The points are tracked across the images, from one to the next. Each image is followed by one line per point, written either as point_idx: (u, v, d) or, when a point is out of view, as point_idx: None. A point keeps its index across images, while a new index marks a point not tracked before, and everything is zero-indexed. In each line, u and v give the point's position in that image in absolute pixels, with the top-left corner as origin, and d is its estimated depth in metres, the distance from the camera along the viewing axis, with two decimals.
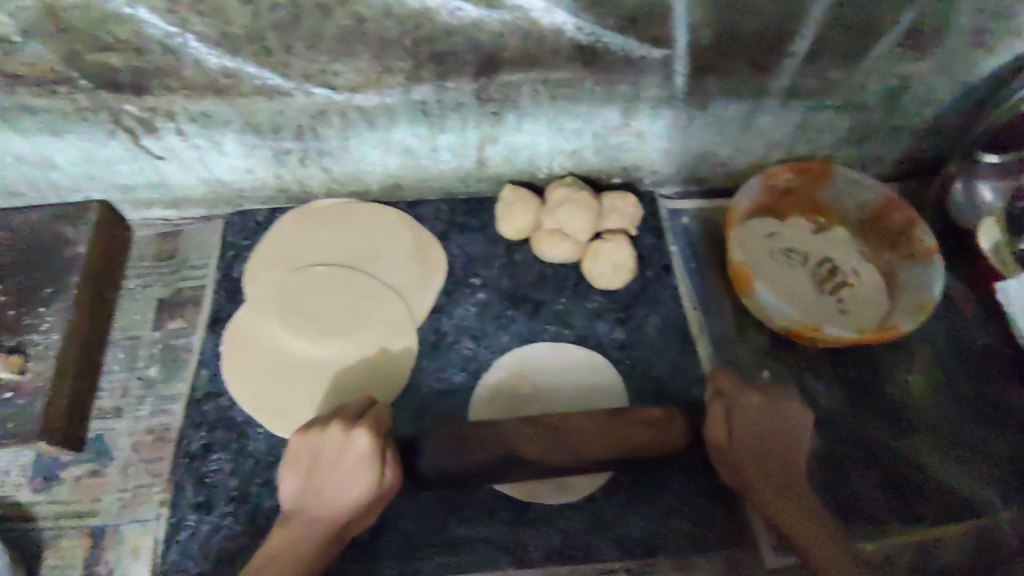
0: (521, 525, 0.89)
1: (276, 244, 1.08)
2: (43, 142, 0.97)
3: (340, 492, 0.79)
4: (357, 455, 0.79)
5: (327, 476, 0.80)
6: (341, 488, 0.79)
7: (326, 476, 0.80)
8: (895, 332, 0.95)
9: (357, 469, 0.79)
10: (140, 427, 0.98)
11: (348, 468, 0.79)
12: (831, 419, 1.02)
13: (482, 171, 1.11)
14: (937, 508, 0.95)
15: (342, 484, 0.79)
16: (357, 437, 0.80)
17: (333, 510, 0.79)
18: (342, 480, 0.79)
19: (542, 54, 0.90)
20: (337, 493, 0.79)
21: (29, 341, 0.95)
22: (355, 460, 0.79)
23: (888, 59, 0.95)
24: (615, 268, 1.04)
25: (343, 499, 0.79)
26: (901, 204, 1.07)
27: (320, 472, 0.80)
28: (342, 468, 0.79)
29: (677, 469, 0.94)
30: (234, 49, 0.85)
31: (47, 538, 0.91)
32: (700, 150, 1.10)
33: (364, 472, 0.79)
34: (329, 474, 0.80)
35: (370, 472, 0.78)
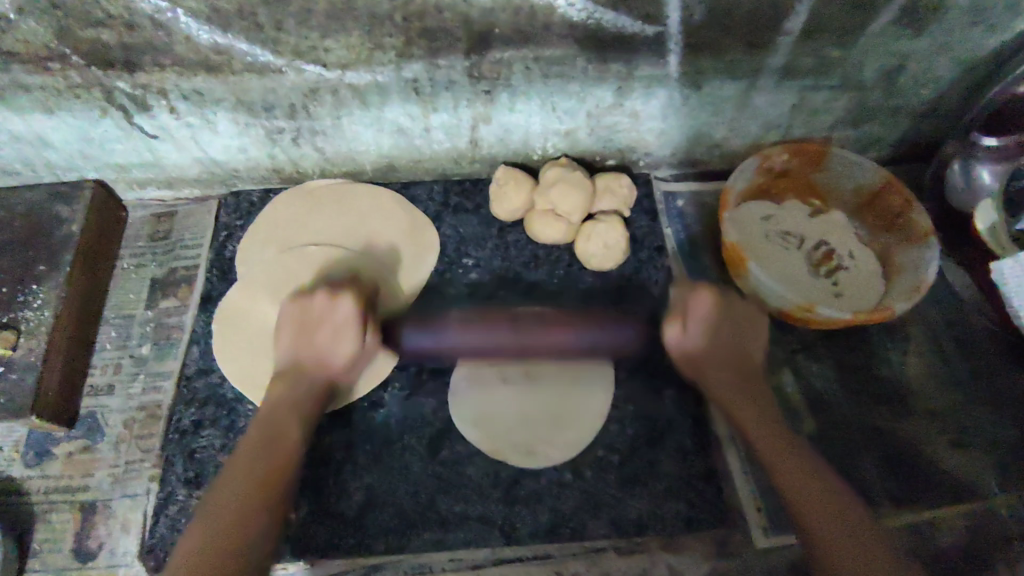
0: (510, 503, 0.89)
1: (269, 224, 1.08)
2: (37, 120, 0.97)
3: (329, 347, 0.85)
4: (342, 320, 0.85)
5: (317, 331, 0.85)
6: (329, 345, 0.85)
7: (314, 333, 0.85)
8: (890, 312, 0.95)
9: (344, 328, 0.84)
10: (132, 404, 0.98)
11: (336, 328, 0.85)
12: (826, 402, 1.02)
13: (475, 152, 1.11)
14: (932, 491, 0.94)
15: (330, 340, 0.85)
16: (340, 303, 0.85)
17: (325, 362, 0.85)
18: (331, 335, 0.85)
19: (534, 31, 0.89)
20: (325, 344, 0.85)
21: (22, 317, 0.96)
22: (340, 320, 0.84)
23: (884, 37, 0.95)
24: (608, 249, 1.04)
25: (332, 355, 0.85)
26: (899, 186, 1.06)
27: (313, 332, 0.85)
28: (330, 326, 0.85)
29: (667, 449, 0.94)
30: (225, 25, 0.85)
31: (38, 512, 0.91)
32: (694, 132, 1.10)
33: (349, 334, 0.85)
34: (318, 329, 0.85)
35: (354, 330, 0.84)
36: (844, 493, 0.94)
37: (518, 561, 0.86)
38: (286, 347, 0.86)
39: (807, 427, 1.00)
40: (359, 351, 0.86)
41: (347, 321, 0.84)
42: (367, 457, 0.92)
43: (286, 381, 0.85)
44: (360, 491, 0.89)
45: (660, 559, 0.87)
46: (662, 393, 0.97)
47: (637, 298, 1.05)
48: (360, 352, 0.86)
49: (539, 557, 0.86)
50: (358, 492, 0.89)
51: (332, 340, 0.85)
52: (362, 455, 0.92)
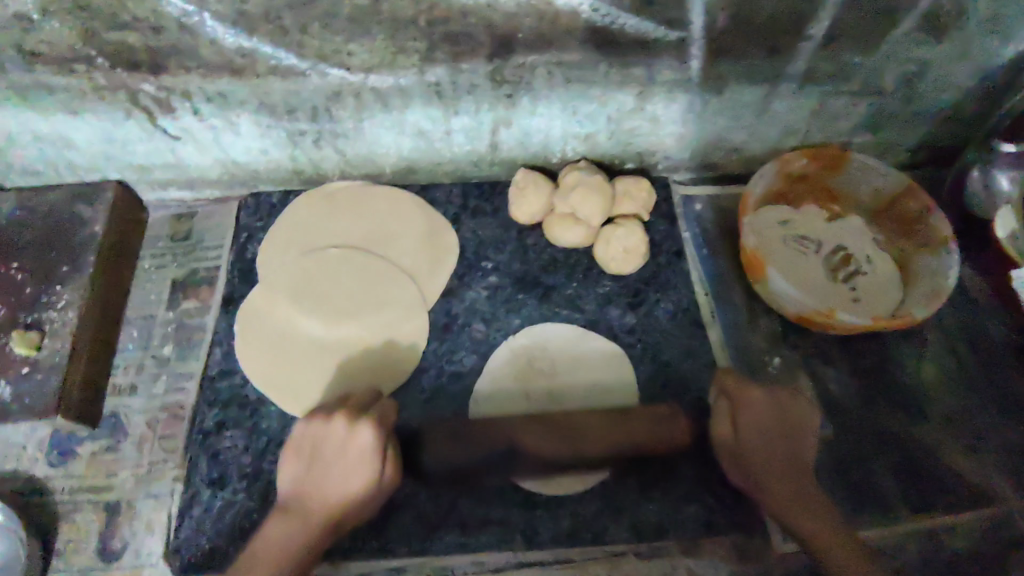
0: (532, 507, 0.89)
1: (290, 225, 1.09)
2: (61, 121, 0.98)
3: (335, 490, 0.82)
4: (359, 450, 0.82)
5: (332, 462, 0.82)
6: (346, 474, 0.82)
7: (331, 467, 0.82)
8: (910, 319, 0.95)
9: (359, 463, 0.82)
10: (154, 404, 0.99)
11: (349, 467, 0.82)
12: (843, 407, 1.01)
13: (495, 155, 1.11)
14: (947, 497, 0.95)
15: (345, 473, 0.82)
16: (361, 432, 0.82)
17: (330, 506, 0.81)
18: (342, 474, 0.82)
19: (557, 36, 0.90)
20: (337, 485, 0.82)
21: (46, 318, 0.97)
22: (361, 454, 0.82)
23: (906, 44, 0.95)
24: (627, 253, 1.04)
25: (341, 495, 0.82)
26: (917, 192, 1.06)
27: (324, 460, 0.83)
28: (346, 459, 0.82)
29: (687, 453, 0.94)
30: (250, 29, 0.86)
31: (62, 512, 0.92)
32: (714, 136, 1.10)
33: (365, 467, 0.82)
34: (333, 462, 0.82)
35: (370, 468, 0.82)
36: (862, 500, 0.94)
37: (539, 564, 0.87)
38: (294, 477, 0.84)
39: (825, 433, 0.99)
40: (369, 495, 0.82)
41: (367, 453, 0.82)
42: None
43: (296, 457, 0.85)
44: None
45: (680, 563, 0.88)
46: (681, 398, 0.98)
47: (656, 302, 1.06)
48: (378, 483, 0.83)
49: (560, 560, 0.87)
50: None
51: (343, 476, 0.82)
52: None
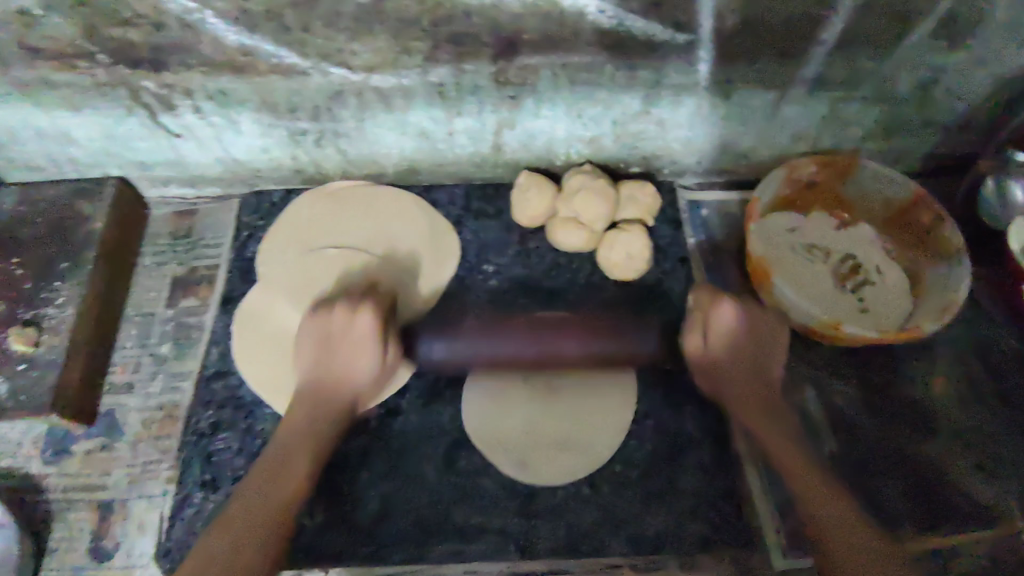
0: (528, 516, 0.88)
1: (290, 225, 1.08)
2: (62, 117, 0.98)
3: (345, 367, 0.86)
4: (361, 333, 0.85)
5: (339, 347, 0.86)
6: (349, 362, 0.86)
7: (337, 348, 0.86)
8: (919, 332, 0.93)
9: (364, 345, 0.85)
10: (151, 403, 0.98)
11: (356, 345, 0.86)
12: (848, 420, 0.99)
13: (498, 157, 1.09)
14: (954, 514, 0.92)
15: (351, 356, 0.86)
16: (360, 317, 0.85)
17: (348, 389, 0.87)
18: (349, 354, 0.86)
19: (563, 37, 0.88)
20: (345, 366, 0.86)
21: (44, 314, 0.96)
22: (359, 336, 0.85)
23: (920, 49, 0.92)
24: (631, 259, 1.02)
25: (352, 374, 0.86)
26: (929, 201, 1.04)
27: (334, 349, 0.86)
28: (351, 342, 0.86)
29: (687, 465, 0.92)
30: (252, 26, 0.85)
31: (55, 510, 0.92)
32: (722, 141, 1.08)
33: (369, 348, 0.86)
34: (341, 346, 0.86)
35: (374, 348, 0.85)
36: (866, 516, 0.92)
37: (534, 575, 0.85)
38: (307, 365, 0.88)
39: (830, 447, 0.97)
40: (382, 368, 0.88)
41: (369, 336, 0.85)
42: (384, 465, 0.91)
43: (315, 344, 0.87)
44: (375, 499, 0.89)
45: None
46: (683, 408, 0.96)
47: (659, 309, 1.04)
48: (384, 363, 0.88)
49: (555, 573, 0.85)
50: (375, 500, 0.89)
51: (350, 360, 0.86)
52: (379, 462, 0.91)
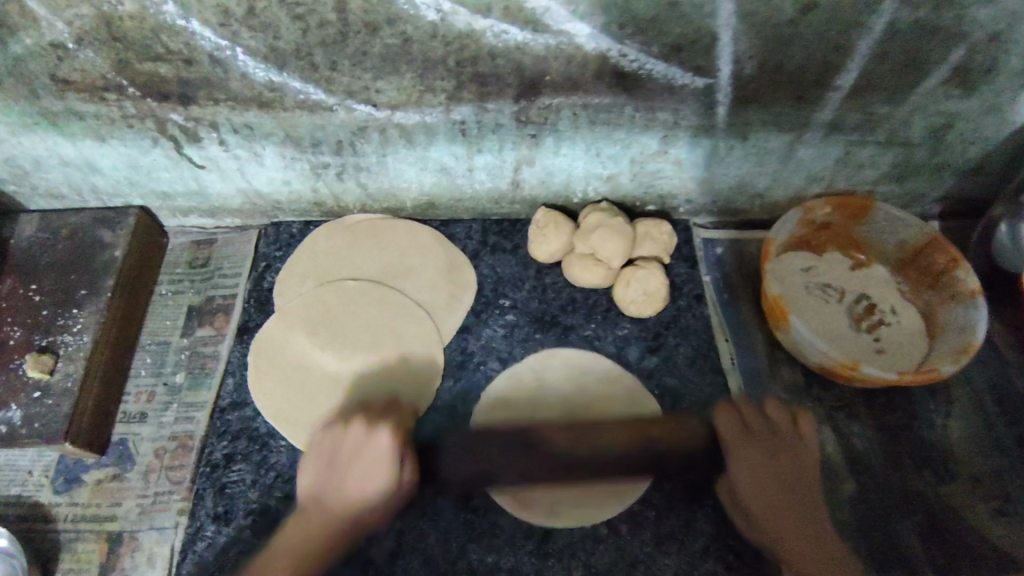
0: (543, 557, 0.86)
1: (308, 256, 1.09)
2: (88, 147, 0.99)
3: (356, 486, 0.75)
4: (374, 457, 0.76)
5: (350, 465, 0.77)
6: (362, 480, 0.75)
7: (348, 468, 0.76)
8: (937, 374, 0.93)
9: (375, 467, 0.75)
10: (163, 433, 0.97)
11: (367, 468, 0.75)
12: (865, 462, 0.98)
13: (516, 192, 1.11)
14: (976, 561, 0.90)
15: (361, 475, 0.75)
16: (378, 437, 0.77)
17: (353, 508, 0.75)
18: (360, 474, 0.76)
19: (584, 80, 0.90)
20: (356, 485, 0.75)
21: (62, 341, 0.96)
22: (373, 458, 0.76)
23: (936, 96, 0.94)
24: (648, 296, 1.02)
25: (355, 496, 0.75)
26: (943, 243, 1.05)
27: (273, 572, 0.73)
28: (363, 464, 0.76)
29: (704, 507, 0.91)
30: (280, 64, 0.86)
31: (64, 541, 0.91)
32: (737, 181, 1.09)
33: (379, 474, 0.75)
34: (352, 462, 0.77)
35: (386, 475, 0.75)
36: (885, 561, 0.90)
37: None
38: (312, 481, 0.78)
39: (848, 490, 0.96)
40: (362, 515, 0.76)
41: (382, 458, 0.76)
42: None
43: (318, 465, 0.79)
44: (390, 536, 0.88)
45: None
46: None
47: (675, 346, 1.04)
48: (395, 491, 0.76)
49: None
50: (389, 537, 0.88)
51: (362, 477, 0.75)
52: None
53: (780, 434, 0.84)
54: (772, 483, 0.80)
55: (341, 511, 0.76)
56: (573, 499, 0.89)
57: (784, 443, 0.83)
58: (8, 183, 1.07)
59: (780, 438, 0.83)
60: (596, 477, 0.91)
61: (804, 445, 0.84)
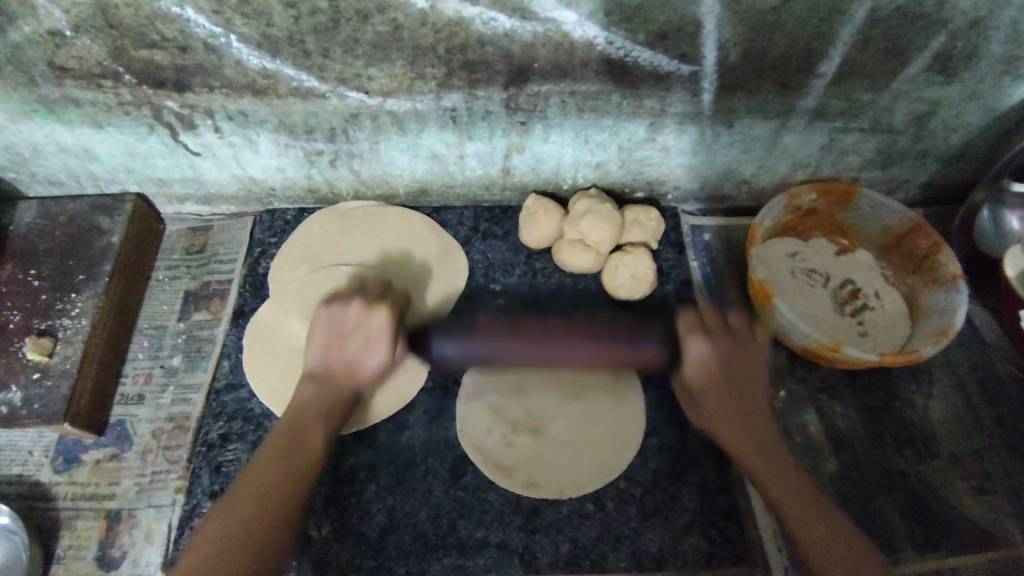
0: (531, 532, 0.89)
1: (302, 243, 1.11)
2: (85, 134, 1.01)
3: (358, 355, 0.84)
4: (373, 329, 0.85)
5: (348, 339, 0.85)
6: (359, 350, 0.84)
7: (346, 339, 0.85)
8: (917, 356, 0.94)
9: (375, 339, 0.84)
10: (161, 415, 0.99)
11: (368, 337, 0.84)
12: (847, 441, 1.01)
13: (507, 180, 1.13)
14: (953, 537, 0.93)
15: (359, 349, 0.84)
16: (375, 314, 0.85)
17: (353, 377, 0.84)
18: (362, 344, 0.84)
19: (572, 67, 0.91)
20: (356, 356, 0.84)
21: (60, 325, 0.98)
22: (373, 329, 0.84)
23: (917, 83, 0.96)
24: (636, 280, 1.04)
25: (356, 368, 0.84)
26: (926, 229, 1.07)
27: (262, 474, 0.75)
28: (363, 334, 0.84)
29: (689, 484, 0.93)
30: (273, 51, 0.88)
31: (64, 518, 0.93)
32: (723, 167, 1.11)
33: (379, 344, 0.84)
34: (351, 335, 0.85)
35: (385, 345, 0.84)
36: (865, 536, 0.93)
37: None
38: (316, 359, 0.85)
39: (830, 469, 0.98)
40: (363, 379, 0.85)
41: (380, 332, 0.85)
42: (390, 479, 0.92)
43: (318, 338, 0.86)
44: (382, 512, 0.90)
45: None
46: (685, 427, 0.97)
47: None
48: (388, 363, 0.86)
49: None
50: (381, 513, 0.90)
51: (361, 347, 0.84)
52: (386, 477, 0.92)
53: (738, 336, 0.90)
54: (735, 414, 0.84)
55: (343, 391, 0.84)
56: (557, 476, 0.91)
57: (742, 338, 0.89)
58: (7, 171, 1.08)
59: (744, 340, 0.89)
60: (580, 455, 0.92)
61: (754, 345, 0.89)
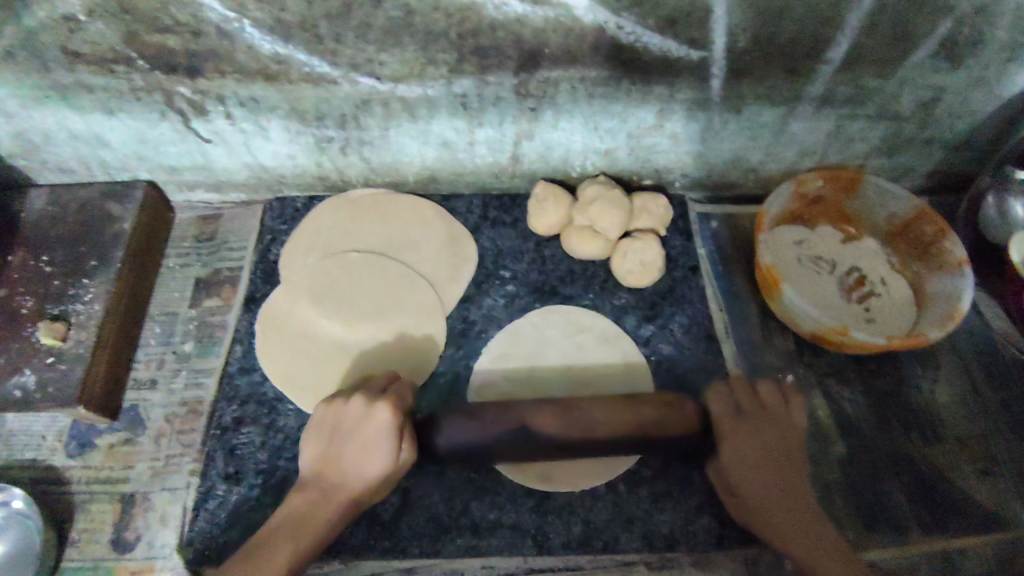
0: (544, 513, 0.89)
1: (312, 230, 1.11)
2: (96, 120, 1.01)
3: (357, 460, 0.80)
4: (375, 429, 0.81)
5: (350, 443, 0.82)
6: (363, 451, 0.80)
7: (347, 440, 0.82)
8: (924, 338, 0.95)
9: (375, 445, 0.80)
10: (173, 399, 1.00)
11: (368, 441, 0.81)
12: (856, 425, 1.01)
13: (516, 167, 1.13)
14: (961, 518, 0.94)
15: (362, 460, 0.80)
16: (376, 408, 0.82)
17: (358, 480, 0.80)
18: (362, 451, 0.80)
19: (583, 52, 0.92)
20: (356, 466, 0.80)
21: (73, 310, 0.98)
22: (375, 428, 0.81)
23: (924, 69, 0.96)
24: (645, 266, 1.05)
25: (354, 477, 0.81)
26: (931, 215, 1.08)
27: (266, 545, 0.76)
28: (363, 433, 0.81)
29: (700, 465, 0.94)
30: (286, 36, 0.88)
31: (78, 501, 0.93)
32: (731, 155, 1.12)
33: (380, 446, 0.80)
34: (352, 438, 0.82)
35: (388, 448, 0.80)
36: (874, 518, 0.94)
37: (550, 571, 0.86)
38: (312, 461, 0.84)
39: (838, 452, 0.99)
40: (372, 490, 0.81)
41: (382, 429, 0.81)
42: None
43: (318, 438, 0.85)
44: (396, 494, 0.91)
45: None
46: None
47: (671, 315, 1.07)
48: (396, 467, 0.81)
49: (570, 568, 0.87)
50: (395, 495, 0.90)
51: (362, 462, 0.80)
52: None
53: (772, 414, 0.89)
54: (774, 492, 0.83)
55: (344, 495, 0.80)
56: (566, 468, 0.92)
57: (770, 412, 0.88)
58: (17, 158, 1.09)
59: (771, 415, 0.88)
60: None
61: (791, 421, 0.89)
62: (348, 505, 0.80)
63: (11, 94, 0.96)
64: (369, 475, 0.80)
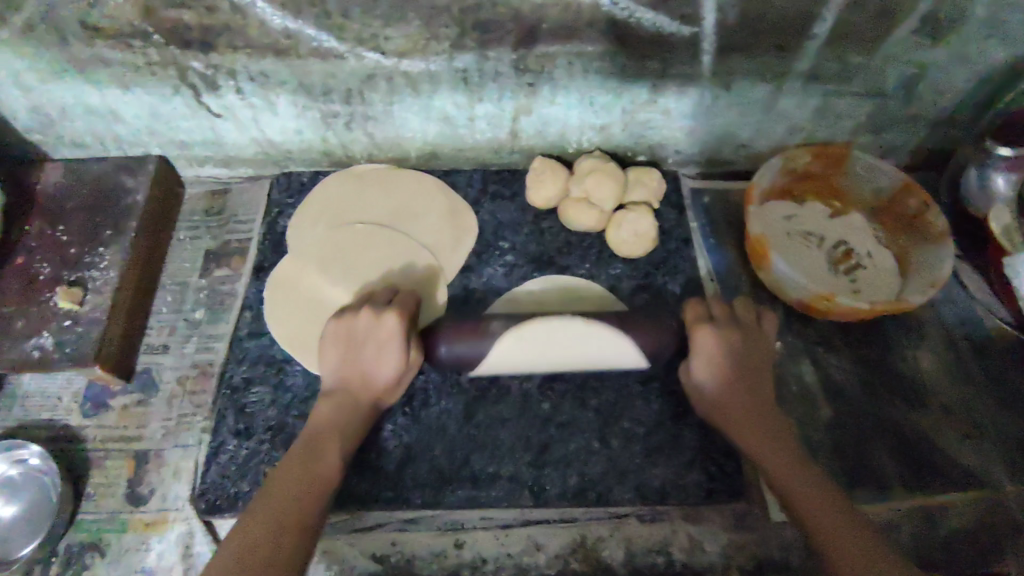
0: (540, 468, 0.93)
1: (318, 203, 1.15)
2: (112, 95, 1.06)
3: (372, 364, 0.87)
4: (386, 333, 0.87)
5: (363, 347, 0.88)
6: (377, 352, 0.87)
7: (362, 348, 0.88)
8: (907, 303, 0.99)
9: (386, 343, 0.86)
10: (185, 362, 1.04)
11: (381, 344, 0.87)
12: (841, 389, 1.05)
13: (515, 142, 1.18)
14: (942, 475, 0.98)
15: (374, 357, 0.87)
16: (385, 318, 0.88)
17: (372, 387, 0.88)
18: (375, 351, 0.87)
19: (579, 28, 0.96)
20: (370, 364, 0.87)
21: (89, 277, 1.02)
22: (387, 332, 0.87)
23: (906, 45, 1.01)
24: (639, 237, 1.09)
25: (377, 377, 0.87)
26: (916, 189, 1.12)
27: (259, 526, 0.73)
28: (377, 337, 0.87)
29: (691, 423, 0.98)
30: (296, 12, 0.92)
31: (94, 458, 0.97)
32: (722, 131, 1.16)
33: (393, 347, 0.87)
34: (367, 343, 0.88)
35: (397, 352, 0.86)
36: (857, 476, 0.98)
37: (546, 522, 0.93)
38: (333, 367, 0.89)
39: (824, 413, 1.03)
40: (387, 385, 0.88)
41: (393, 333, 0.87)
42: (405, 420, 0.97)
43: (335, 347, 0.91)
44: (399, 448, 0.94)
45: (682, 527, 0.93)
46: None
47: (664, 284, 1.11)
48: (407, 363, 0.88)
49: (564, 519, 0.93)
50: (398, 450, 0.94)
51: (376, 356, 0.87)
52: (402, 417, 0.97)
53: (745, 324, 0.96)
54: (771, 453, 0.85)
55: (364, 395, 0.88)
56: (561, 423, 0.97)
57: (749, 330, 0.95)
58: (33, 132, 1.13)
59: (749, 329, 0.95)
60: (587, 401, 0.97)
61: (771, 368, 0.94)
62: (370, 408, 0.88)
63: (31, 68, 1.00)
64: (384, 372, 0.87)
